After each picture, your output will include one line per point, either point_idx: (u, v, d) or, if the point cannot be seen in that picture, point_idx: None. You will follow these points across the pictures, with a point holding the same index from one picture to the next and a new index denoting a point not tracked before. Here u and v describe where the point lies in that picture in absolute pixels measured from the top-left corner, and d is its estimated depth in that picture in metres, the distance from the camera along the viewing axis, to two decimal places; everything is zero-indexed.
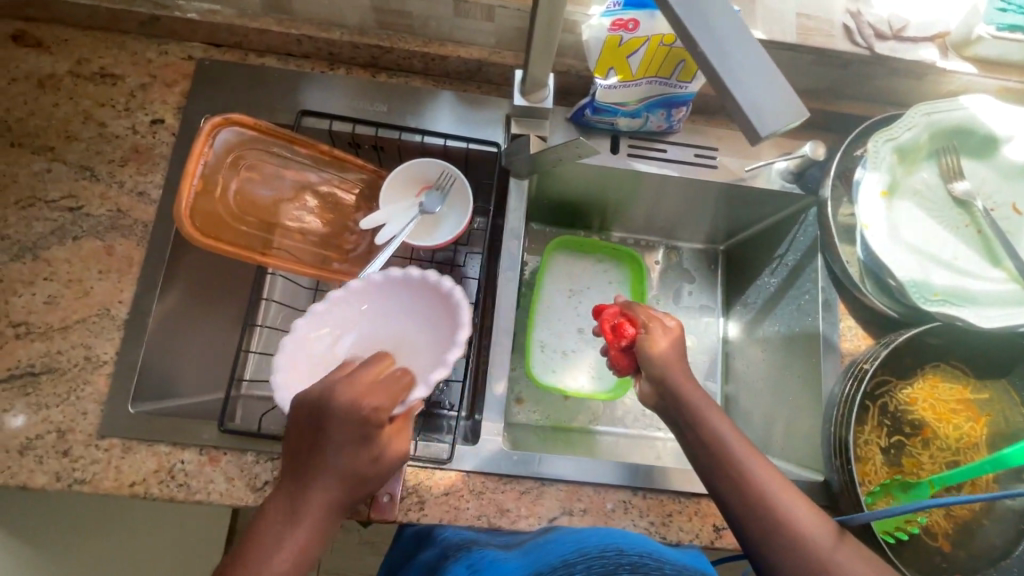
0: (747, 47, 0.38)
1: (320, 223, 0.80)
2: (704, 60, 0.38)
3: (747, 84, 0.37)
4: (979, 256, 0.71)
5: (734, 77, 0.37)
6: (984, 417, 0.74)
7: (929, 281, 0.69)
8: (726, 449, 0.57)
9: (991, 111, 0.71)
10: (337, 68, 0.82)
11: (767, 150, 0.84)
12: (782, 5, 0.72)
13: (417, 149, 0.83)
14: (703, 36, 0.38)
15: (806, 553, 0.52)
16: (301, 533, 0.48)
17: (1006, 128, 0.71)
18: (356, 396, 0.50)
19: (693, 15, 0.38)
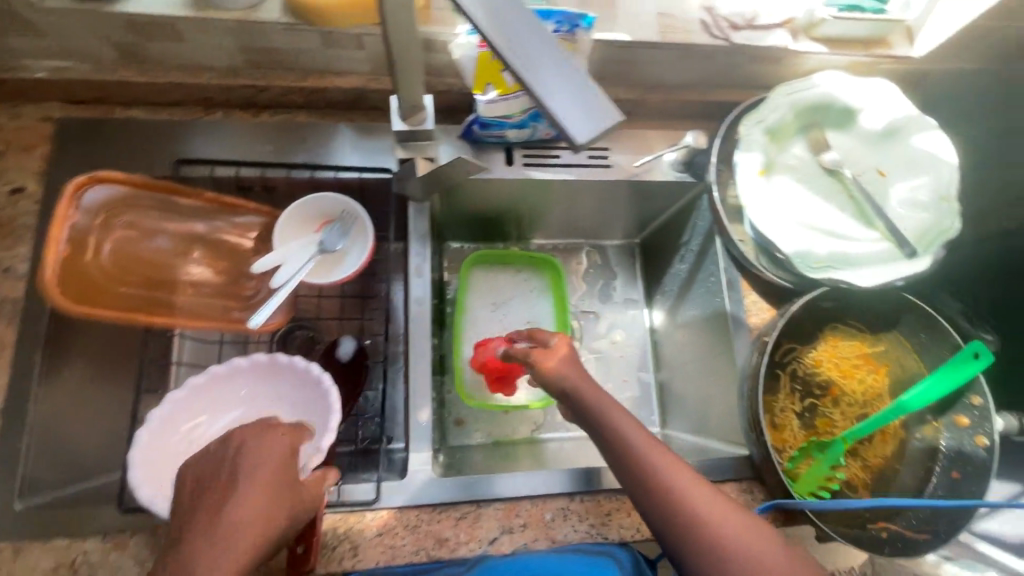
0: (559, 61, 0.39)
1: (214, 272, 0.76)
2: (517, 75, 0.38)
3: (562, 95, 0.38)
4: (854, 219, 0.75)
5: (549, 91, 0.38)
6: (882, 368, 0.80)
7: (812, 249, 0.73)
8: (632, 448, 0.59)
9: (841, 87, 0.77)
10: (213, 111, 0.78)
11: (655, 144, 0.87)
12: (641, 7, 0.75)
13: (310, 184, 0.81)
14: (515, 54, 0.39)
15: (722, 546, 0.53)
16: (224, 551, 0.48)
17: (858, 99, 0.77)
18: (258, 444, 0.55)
19: (504, 36, 0.39)
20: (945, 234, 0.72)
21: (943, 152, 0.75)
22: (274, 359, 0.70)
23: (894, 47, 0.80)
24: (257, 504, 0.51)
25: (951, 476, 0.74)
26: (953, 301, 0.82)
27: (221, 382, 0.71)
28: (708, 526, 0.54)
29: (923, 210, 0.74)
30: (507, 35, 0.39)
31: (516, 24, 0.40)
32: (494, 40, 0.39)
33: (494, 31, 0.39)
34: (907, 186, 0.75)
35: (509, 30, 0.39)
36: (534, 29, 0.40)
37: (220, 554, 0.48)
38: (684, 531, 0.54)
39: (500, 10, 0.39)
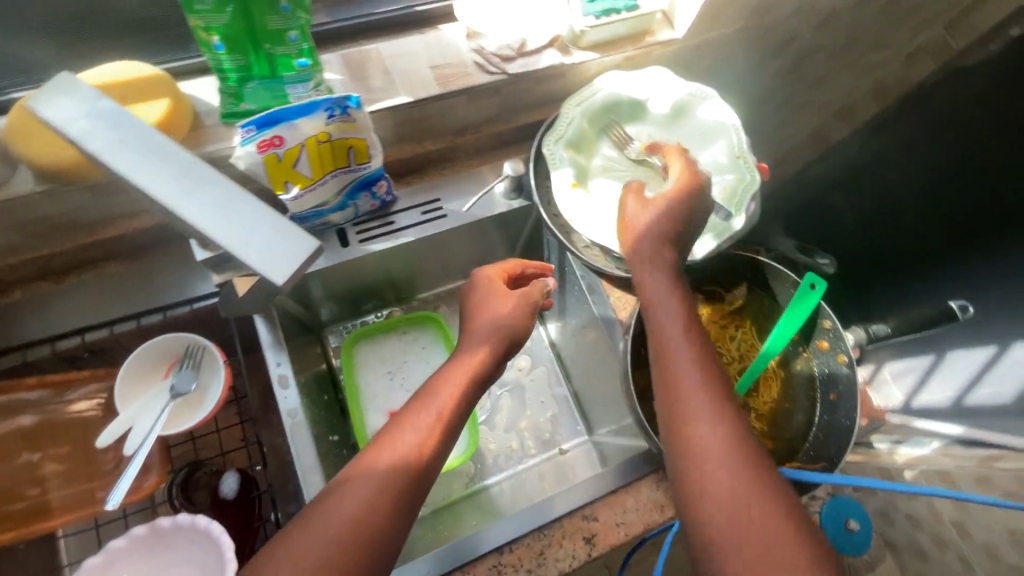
0: (242, 199, 0.35)
1: (60, 459, 0.71)
2: (193, 223, 0.33)
3: (247, 237, 0.34)
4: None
5: (229, 236, 0.33)
6: (746, 320, 0.85)
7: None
8: (678, 373, 0.57)
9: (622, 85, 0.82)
10: (12, 292, 0.74)
11: (483, 180, 0.89)
12: (414, 65, 0.77)
13: (142, 333, 0.77)
14: (185, 202, 0.34)
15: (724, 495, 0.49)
16: (484, 347, 0.65)
17: (640, 92, 0.82)
18: (471, 288, 0.72)
19: (168, 185, 0.34)
20: (751, 188, 0.76)
21: (726, 117, 0.80)
22: (156, 526, 0.66)
23: (658, 33, 0.85)
24: (497, 307, 0.68)
25: (830, 399, 0.78)
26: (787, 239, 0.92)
27: (104, 570, 0.64)
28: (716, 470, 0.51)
29: (726, 172, 0.78)
30: (173, 188, 0.34)
31: (185, 175, 0.35)
32: (155, 192, 0.34)
33: (154, 181, 0.34)
34: (708, 153, 0.80)
35: (171, 181, 0.34)
36: (203, 172, 0.35)
37: (466, 358, 0.63)
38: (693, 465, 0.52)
39: (159, 161, 0.35)
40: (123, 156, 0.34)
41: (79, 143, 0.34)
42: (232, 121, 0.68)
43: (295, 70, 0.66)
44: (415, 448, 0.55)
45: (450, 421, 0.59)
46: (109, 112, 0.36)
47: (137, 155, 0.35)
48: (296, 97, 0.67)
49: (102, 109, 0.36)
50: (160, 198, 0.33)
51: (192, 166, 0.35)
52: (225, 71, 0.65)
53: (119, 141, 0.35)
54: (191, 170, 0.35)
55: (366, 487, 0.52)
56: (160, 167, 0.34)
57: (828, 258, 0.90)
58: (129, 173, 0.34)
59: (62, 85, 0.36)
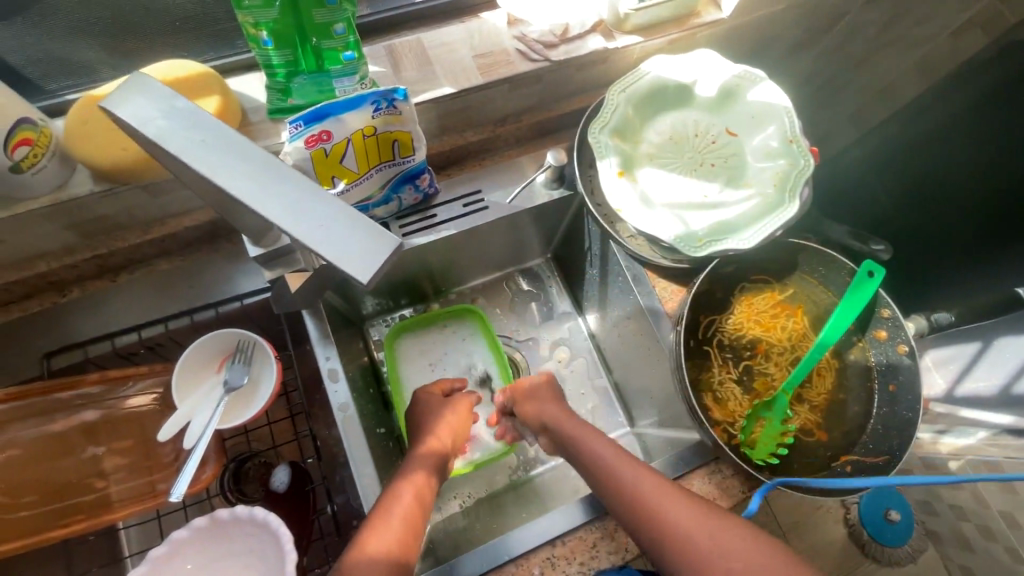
0: (318, 196, 0.34)
1: (122, 453, 0.73)
2: (273, 223, 0.33)
3: (327, 235, 0.33)
4: (721, 184, 0.77)
5: (311, 235, 0.33)
6: (799, 308, 0.82)
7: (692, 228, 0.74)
8: (637, 491, 0.63)
9: (669, 69, 0.80)
10: (69, 291, 0.76)
11: (523, 170, 0.88)
12: (455, 55, 0.76)
13: (194, 328, 0.78)
14: (263, 201, 0.34)
15: (690, 550, 0.57)
16: (423, 456, 0.71)
17: (687, 75, 0.80)
18: (414, 408, 0.80)
19: (247, 185, 0.34)
20: (804, 172, 0.73)
21: (777, 99, 0.77)
22: (217, 517, 0.67)
23: (705, 14, 0.82)
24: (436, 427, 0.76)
25: (889, 390, 0.76)
26: (839, 225, 0.89)
27: (168, 559, 0.66)
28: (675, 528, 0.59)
29: (777, 156, 0.76)
30: (250, 187, 0.34)
31: (260, 173, 0.35)
32: (236, 192, 0.34)
33: (235, 181, 0.34)
34: (758, 137, 0.78)
35: (250, 179, 0.34)
36: (280, 168, 0.35)
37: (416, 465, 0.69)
38: (654, 535, 0.60)
39: (237, 158, 0.35)
40: (203, 155, 0.35)
41: (160, 145, 0.34)
42: (280, 117, 0.68)
43: (341, 63, 0.66)
44: (400, 540, 0.58)
45: (421, 514, 0.63)
46: (184, 111, 0.36)
47: (215, 153, 0.35)
48: (342, 91, 0.68)
49: (177, 108, 0.36)
50: (241, 199, 0.33)
51: (267, 163, 0.35)
52: (273, 67, 0.65)
53: (198, 140, 0.35)
54: (267, 167, 0.35)
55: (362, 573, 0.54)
56: (236, 165, 0.34)
57: (883, 244, 0.86)
58: (209, 174, 0.34)
59: (133, 80, 0.36)
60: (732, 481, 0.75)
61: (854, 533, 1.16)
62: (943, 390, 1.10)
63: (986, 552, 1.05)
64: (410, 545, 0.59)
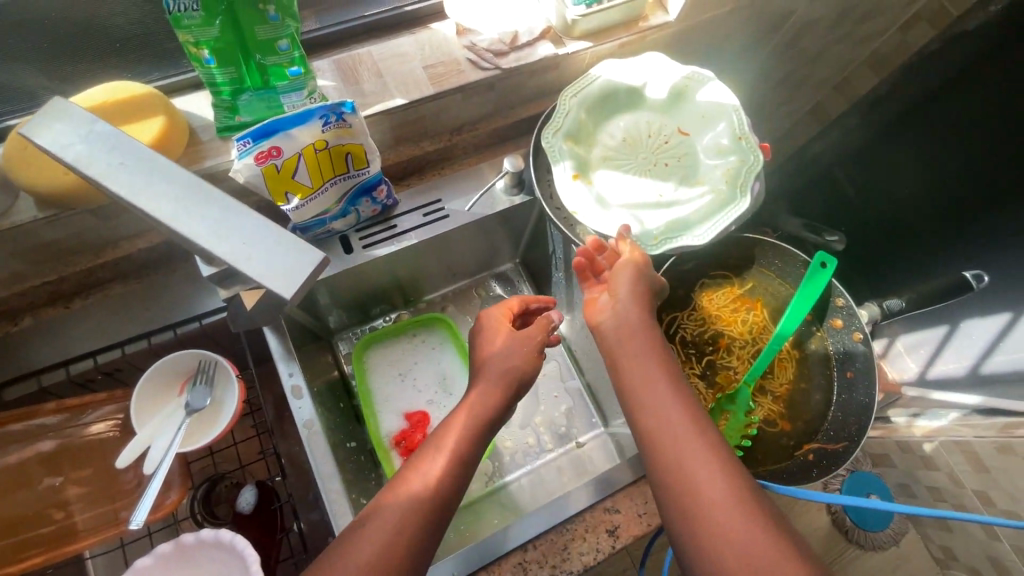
0: (243, 214, 0.35)
1: (82, 482, 0.71)
2: (196, 244, 0.33)
3: (252, 254, 0.33)
4: (676, 182, 0.78)
5: (236, 254, 0.33)
6: (758, 302, 0.84)
7: (647, 226, 0.75)
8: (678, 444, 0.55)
9: (619, 73, 0.81)
10: (22, 319, 0.74)
11: (483, 177, 0.89)
12: (406, 67, 0.76)
13: (154, 351, 0.77)
14: (187, 222, 0.34)
15: (712, 529, 0.50)
16: (479, 396, 0.66)
17: (637, 78, 0.81)
18: (478, 329, 0.74)
19: (170, 206, 0.34)
20: (754, 166, 0.75)
21: (725, 98, 0.78)
22: (182, 542, 0.66)
23: (652, 18, 0.84)
24: (507, 351, 0.70)
25: (846, 376, 0.78)
26: (795, 218, 0.91)
27: None
28: (694, 480, 0.53)
29: (727, 152, 0.77)
30: (172, 208, 0.34)
31: (184, 194, 0.34)
32: (156, 213, 0.33)
33: (158, 202, 0.34)
34: (709, 135, 0.79)
35: (174, 201, 0.34)
36: (204, 188, 0.35)
37: (470, 410, 0.64)
38: (680, 493, 0.53)
39: (159, 181, 0.34)
40: (123, 178, 0.34)
41: (75, 168, 0.33)
42: (228, 134, 0.68)
43: (288, 79, 0.66)
44: (433, 475, 0.57)
45: (466, 451, 0.61)
46: (103, 134, 0.35)
47: (137, 176, 0.35)
48: (291, 106, 0.68)
49: (96, 131, 0.35)
50: (163, 219, 0.33)
51: (191, 184, 0.35)
52: (218, 85, 0.65)
53: (118, 162, 0.35)
54: (191, 189, 0.35)
55: (393, 518, 0.53)
56: (158, 186, 0.34)
57: (836, 235, 0.88)
58: (129, 197, 0.34)
59: (52, 105, 0.36)
60: None
61: (837, 520, 1.17)
62: (914, 373, 1.14)
63: (964, 530, 1.07)
64: (441, 488, 0.57)
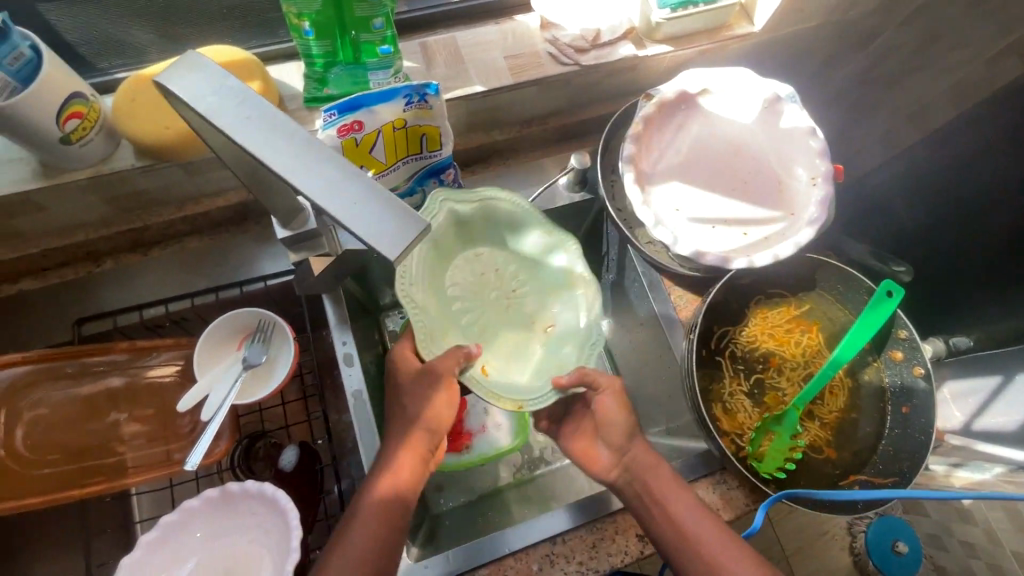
0: (352, 176, 0.36)
1: (144, 421, 0.75)
2: (310, 199, 0.35)
3: (360, 213, 0.35)
4: (523, 322, 0.75)
5: (344, 212, 0.35)
6: (814, 325, 0.82)
7: (543, 364, 0.72)
8: (667, 504, 0.65)
9: (444, 191, 0.71)
10: (103, 261, 0.78)
11: (547, 171, 0.89)
12: (488, 55, 0.77)
13: (219, 305, 0.80)
14: (304, 178, 0.35)
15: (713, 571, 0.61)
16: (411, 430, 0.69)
17: (466, 194, 0.73)
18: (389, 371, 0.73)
19: (290, 162, 0.36)
20: (578, 254, 0.75)
21: (802, 122, 0.80)
22: (226, 491, 0.68)
23: (736, 27, 0.83)
24: (420, 405, 0.69)
25: (902, 411, 0.75)
26: (862, 244, 0.89)
27: (178, 526, 0.69)
28: (689, 534, 0.63)
29: (568, 254, 0.75)
30: (292, 164, 0.36)
31: (301, 151, 0.36)
32: (276, 167, 0.36)
33: (281, 157, 0.36)
34: (536, 239, 0.76)
35: (294, 156, 0.36)
36: (319, 148, 0.36)
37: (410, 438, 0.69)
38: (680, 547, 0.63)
39: (282, 137, 0.36)
40: (249, 131, 0.36)
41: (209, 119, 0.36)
42: (315, 105, 0.70)
43: (377, 57, 0.68)
44: (397, 483, 0.65)
45: (415, 462, 0.67)
46: (234, 89, 0.37)
47: (260, 130, 0.37)
48: (377, 83, 0.69)
49: (228, 86, 0.37)
50: (284, 174, 0.35)
51: (308, 141, 0.37)
52: (312, 57, 0.68)
53: (245, 115, 0.37)
54: (308, 146, 0.36)
55: (370, 523, 0.61)
56: (280, 142, 0.36)
57: (904, 265, 0.85)
58: (254, 151, 0.36)
59: (187, 57, 0.38)
60: (737, 492, 0.75)
61: (860, 562, 1.14)
62: (960, 423, 1.01)
63: None
64: (408, 499, 0.64)
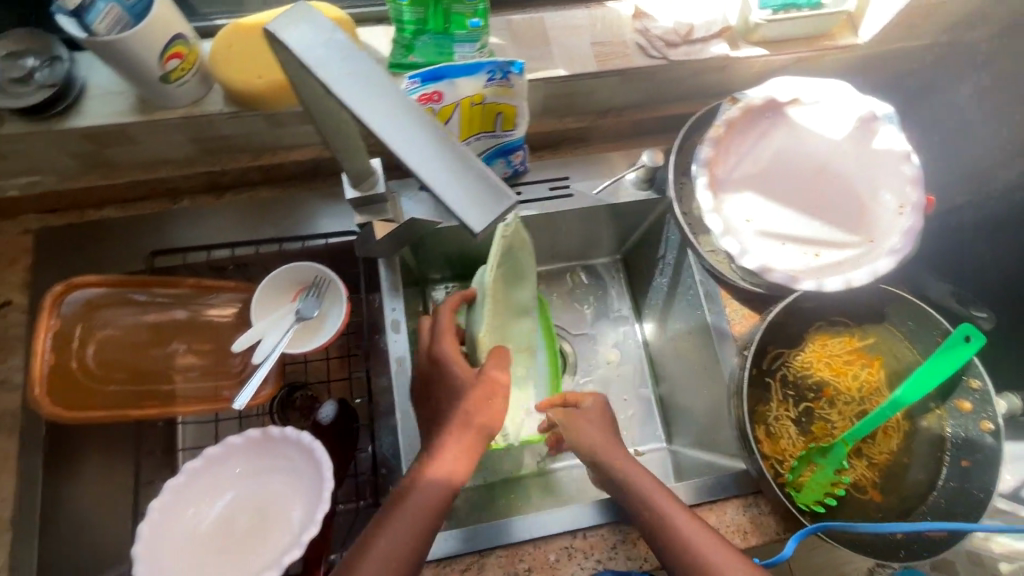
0: (445, 143, 0.36)
1: (200, 355, 0.78)
2: (402, 163, 0.35)
3: (450, 181, 0.35)
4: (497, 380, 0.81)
5: (435, 178, 0.35)
6: (876, 360, 0.78)
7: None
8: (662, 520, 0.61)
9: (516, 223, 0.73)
10: (180, 199, 0.81)
11: (616, 165, 0.87)
12: (574, 39, 0.76)
13: (282, 256, 0.83)
14: (400, 140, 0.36)
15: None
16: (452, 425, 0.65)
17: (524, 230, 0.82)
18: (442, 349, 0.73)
19: (386, 122, 0.36)
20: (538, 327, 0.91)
21: (898, 144, 0.75)
22: (266, 434, 0.72)
23: (839, 38, 0.79)
24: (460, 390, 0.68)
25: (961, 465, 0.71)
26: (942, 283, 0.83)
27: (219, 460, 0.72)
28: (691, 548, 0.59)
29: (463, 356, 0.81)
30: (388, 124, 0.36)
31: (398, 112, 0.37)
32: (373, 125, 0.36)
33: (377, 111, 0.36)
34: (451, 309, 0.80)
35: (391, 116, 0.36)
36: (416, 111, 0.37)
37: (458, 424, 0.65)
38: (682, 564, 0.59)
39: (382, 96, 0.37)
40: (351, 87, 0.37)
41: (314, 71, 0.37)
42: (398, 71, 0.70)
43: (467, 29, 0.68)
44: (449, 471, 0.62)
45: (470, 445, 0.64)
46: (339, 43, 0.38)
47: (361, 87, 0.37)
48: (462, 56, 0.69)
49: (334, 40, 0.38)
50: (379, 133, 0.35)
51: (407, 103, 0.37)
52: (402, 23, 0.68)
53: (348, 71, 0.37)
54: (406, 108, 0.37)
55: (409, 514, 0.58)
56: (379, 101, 0.37)
57: (986, 312, 0.79)
58: (354, 108, 0.36)
59: (298, 7, 0.39)
60: (769, 519, 0.73)
61: None
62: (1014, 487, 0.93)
63: None
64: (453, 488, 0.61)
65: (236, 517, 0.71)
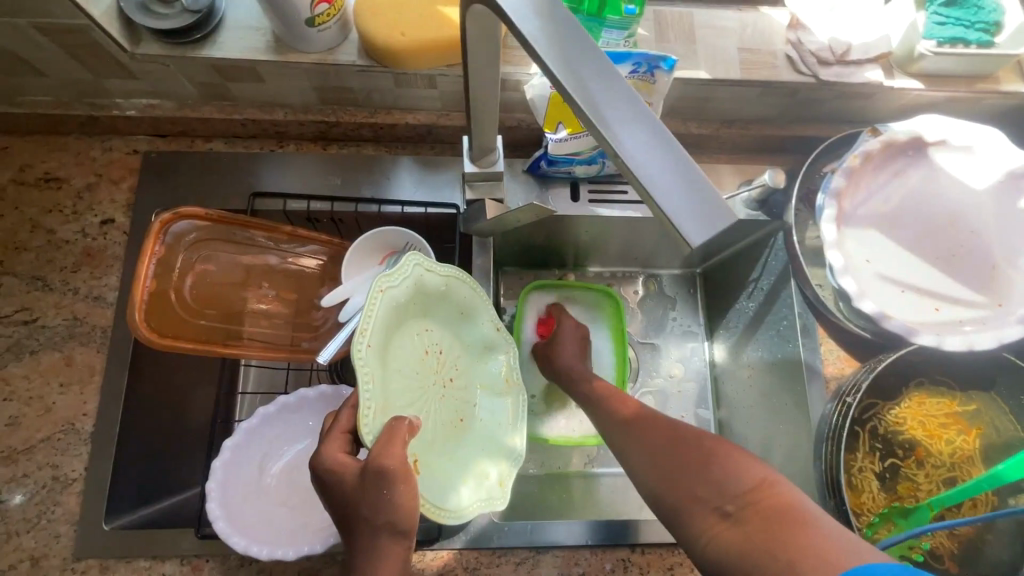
0: (664, 143, 0.36)
1: (284, 304, 0.78)
2: (619, 159, 0.36)
3: (667, 184, 0.35)
4: (461, 423, 0.69)
5: (651, 178, 0.35)
6: (975, 429, 0.73)
7: (469, 464, 0.67)
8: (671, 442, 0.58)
9: (384, 277, 0.59)
10: (286, 144, 0.80)
11: (729, 179, 0.83)
12: (721, 42, 0.72)
13: (377, 218, 0.82)
14: (620, 133, 0.36)
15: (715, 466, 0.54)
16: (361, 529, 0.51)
17: (441, 265, 0.66)
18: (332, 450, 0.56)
19: (606, 113, 0.37)
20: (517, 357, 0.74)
21: None
22: (336, 390, 0.73)
23: (1003, 83, 0.73)
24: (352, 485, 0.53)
25: None
26: None
27: (290, 410, 0.73)
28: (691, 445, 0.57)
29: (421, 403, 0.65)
30: (610, 116, 0.37)
31: (620, 104, 0.37)
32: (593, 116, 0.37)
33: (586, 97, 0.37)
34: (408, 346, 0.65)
35: (613, 107, 0.37)
36: (629, 98, 0.37)
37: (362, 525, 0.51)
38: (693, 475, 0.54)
39: (604, 86, 0.37)
40: (577, 73, 0.38)
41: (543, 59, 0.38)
42: None
43: (620, 15, 0.64)
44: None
45: (390, 545, 0.50)
46: (571, 27, 0.39)
47: (586, 74, 0.38)
48: (607, 42, 0.67)
49: (564, 25, 0.39)
50: (598, 126, 0.36)
51: (630, 96, 0.37)
52: None
53: (574, 57, 0.38)
54: (628, 100, 0.37)
55: None
56: (602, 90, 0.37)
57: None
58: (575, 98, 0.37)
59: None
60: None
61: None
62: None
63: None
64: None
65: (302, 470, 0.73)
